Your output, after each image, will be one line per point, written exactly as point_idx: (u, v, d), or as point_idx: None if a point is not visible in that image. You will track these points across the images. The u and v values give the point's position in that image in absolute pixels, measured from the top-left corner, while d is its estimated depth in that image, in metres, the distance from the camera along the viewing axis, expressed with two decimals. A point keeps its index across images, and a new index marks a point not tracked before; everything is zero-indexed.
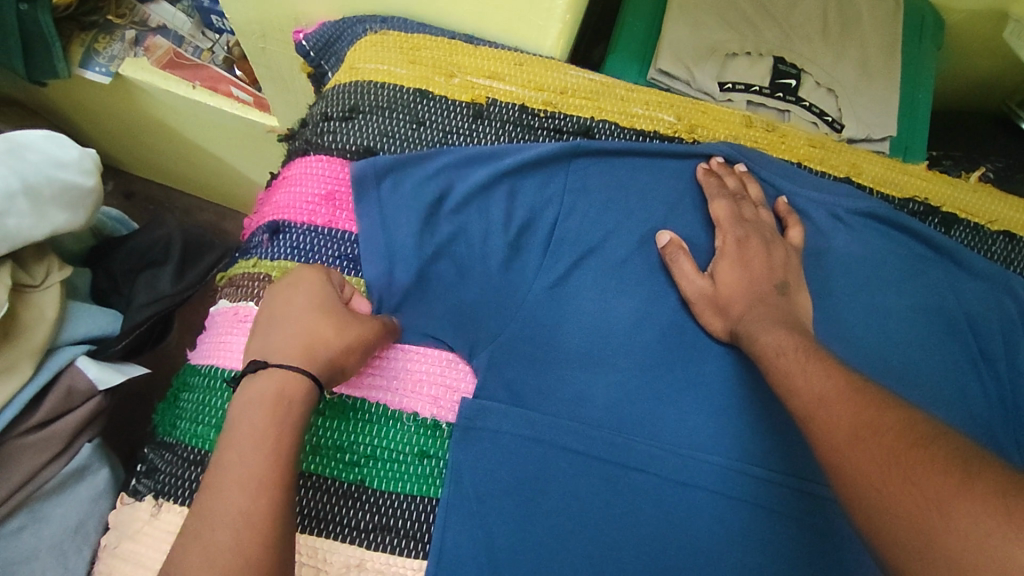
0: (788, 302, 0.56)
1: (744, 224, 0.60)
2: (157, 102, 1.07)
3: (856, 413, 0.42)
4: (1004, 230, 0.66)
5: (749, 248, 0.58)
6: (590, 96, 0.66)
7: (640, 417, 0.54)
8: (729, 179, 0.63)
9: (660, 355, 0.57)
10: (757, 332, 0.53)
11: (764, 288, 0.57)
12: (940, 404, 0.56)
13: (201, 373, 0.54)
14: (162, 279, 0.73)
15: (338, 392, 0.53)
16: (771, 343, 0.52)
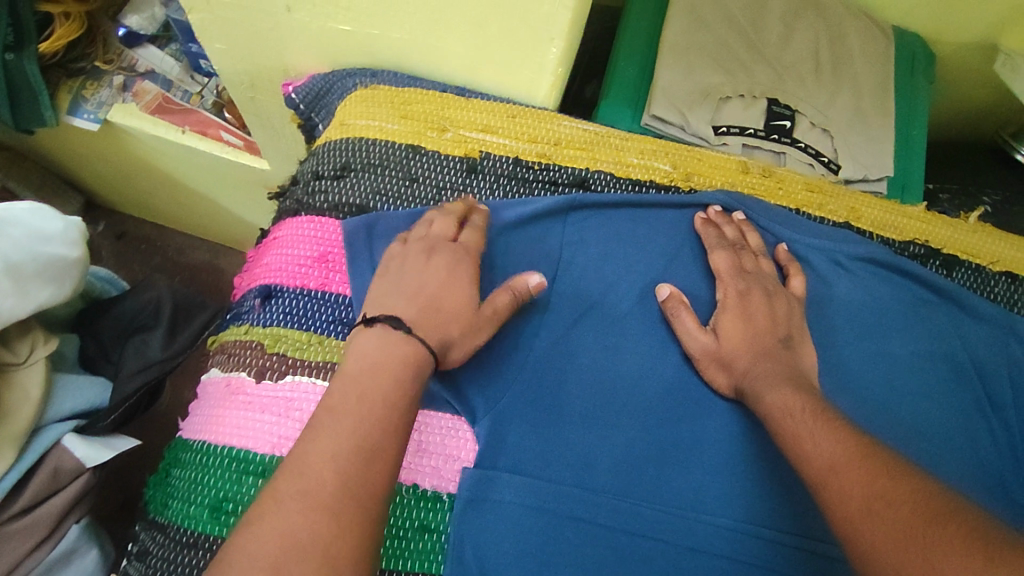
0: (792, 357, 0.55)
1: (744, 275, 0.59)
2: (147, 145, 1.06)
3: (866, 481, 0.41)
4: (1006, 270, 0.65)
5: (751, 300, 0.57)
6: (584, 146, 0.65)
7: (646, 481, 0.53)
8: (727, 228, 0.62)
9: (665, 413, 0.55)
10: (763, 390, 0.52)
11: (767, 342, 0.56)
12: (950, 458, 0.55)
13: (193, 448, 0.51)
14: (153, 344, 0.72)
15: None
16: (777, 402, 0.51)
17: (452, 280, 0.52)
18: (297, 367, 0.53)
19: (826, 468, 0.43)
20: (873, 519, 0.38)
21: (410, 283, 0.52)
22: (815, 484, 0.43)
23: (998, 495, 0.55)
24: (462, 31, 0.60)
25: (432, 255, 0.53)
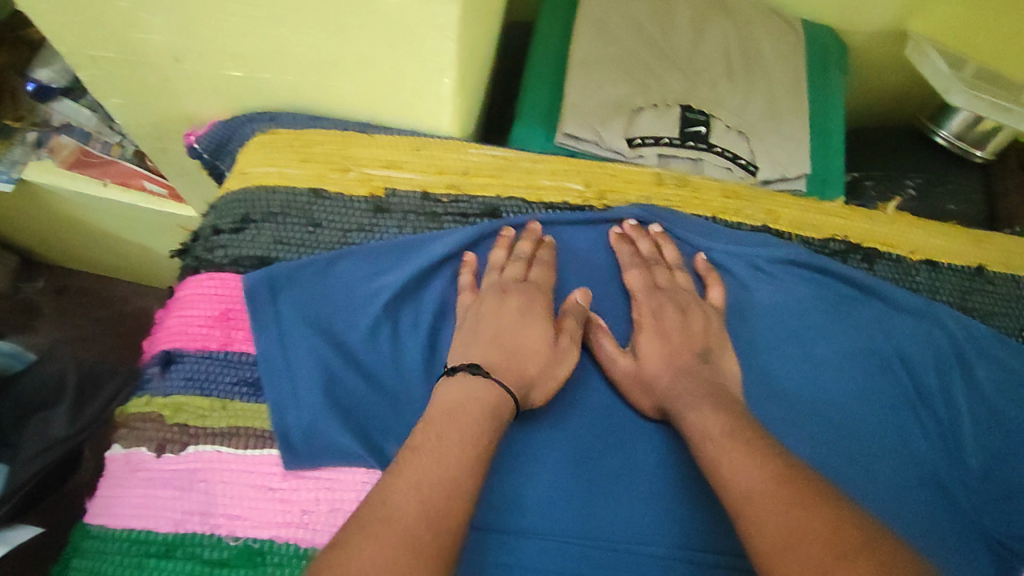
0: (713, 370, 0.54)
1: (656, 292, 0.59)
2: (69, 201, 1.02)
3: (780, 512, 0.40)
4: (926, 258, 0.66)
5: (667, 317, 0.57)
6: (494, 172, 0.64)
7: (576, 515, 0.51)
8: (641, 242, 0.61)
9: (590, 443, 0.54)
10: (684, 409, 0.51)
11: (687, 357, 0.55)
12: (873, 460, 0.56)
13: (93, 535, 0.49)
14: (56, 422, 0.71)
15: (246, 537, 0.49)
16: (697, 422, 0.50)
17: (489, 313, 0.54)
18: (200, 436, 0.52)
19: (743, 497, 0.42)
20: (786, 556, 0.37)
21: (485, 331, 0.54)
22: (733, 514, 0.42)
23: (923, 493, 0.56)
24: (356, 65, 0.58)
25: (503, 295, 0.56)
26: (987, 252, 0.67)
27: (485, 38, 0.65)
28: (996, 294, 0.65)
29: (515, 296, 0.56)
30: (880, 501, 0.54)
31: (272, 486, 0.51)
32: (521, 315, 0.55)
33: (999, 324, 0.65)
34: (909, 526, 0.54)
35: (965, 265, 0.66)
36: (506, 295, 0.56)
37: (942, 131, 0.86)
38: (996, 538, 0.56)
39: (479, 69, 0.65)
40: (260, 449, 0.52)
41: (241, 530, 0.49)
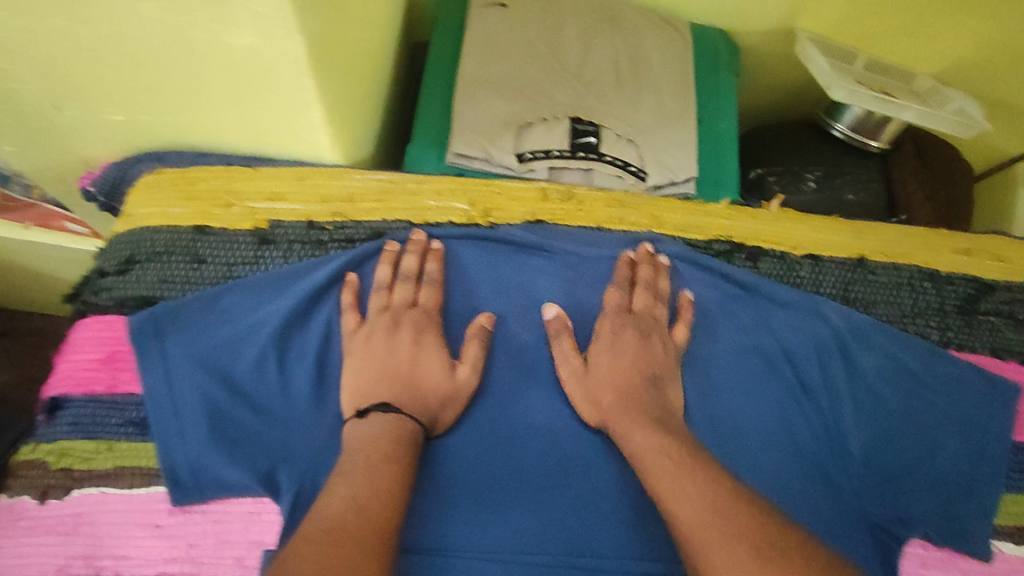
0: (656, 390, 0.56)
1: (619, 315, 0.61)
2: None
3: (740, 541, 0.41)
4: (808, 253, 0.67)
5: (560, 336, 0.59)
6: (380, 197, 0.66)
7: (465, 529, 0.54)
8: (620, 265, 0.64)
9: (478, 458, 0.56)
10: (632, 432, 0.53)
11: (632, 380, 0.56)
12: (755, 456, 0.58)
13: None
14: None
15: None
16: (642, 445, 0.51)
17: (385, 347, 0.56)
18: (86, 479, 0.53)
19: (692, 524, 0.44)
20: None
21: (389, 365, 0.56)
22: None
23: (803, 487, 0.58)
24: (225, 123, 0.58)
25: (396, 325, 0.58)
26: (868, 242, 0.69)
27: (362, 66, 0.66)
28: (878, 282, 0.67)
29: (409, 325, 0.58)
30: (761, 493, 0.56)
31: (158, 523, 0.52)
32: (413, 342, 0.57)
33: (882, 313, 0.66)
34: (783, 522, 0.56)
35: (847, 257, 0.67)
36: (400, 329, 0.58)
37: (838, 124, 0.88)
38: (878, 524, 0.58)
39: (358, 96, 0.66)
40: (145, 487, 0.53)
41: (127, 570, 0.50)
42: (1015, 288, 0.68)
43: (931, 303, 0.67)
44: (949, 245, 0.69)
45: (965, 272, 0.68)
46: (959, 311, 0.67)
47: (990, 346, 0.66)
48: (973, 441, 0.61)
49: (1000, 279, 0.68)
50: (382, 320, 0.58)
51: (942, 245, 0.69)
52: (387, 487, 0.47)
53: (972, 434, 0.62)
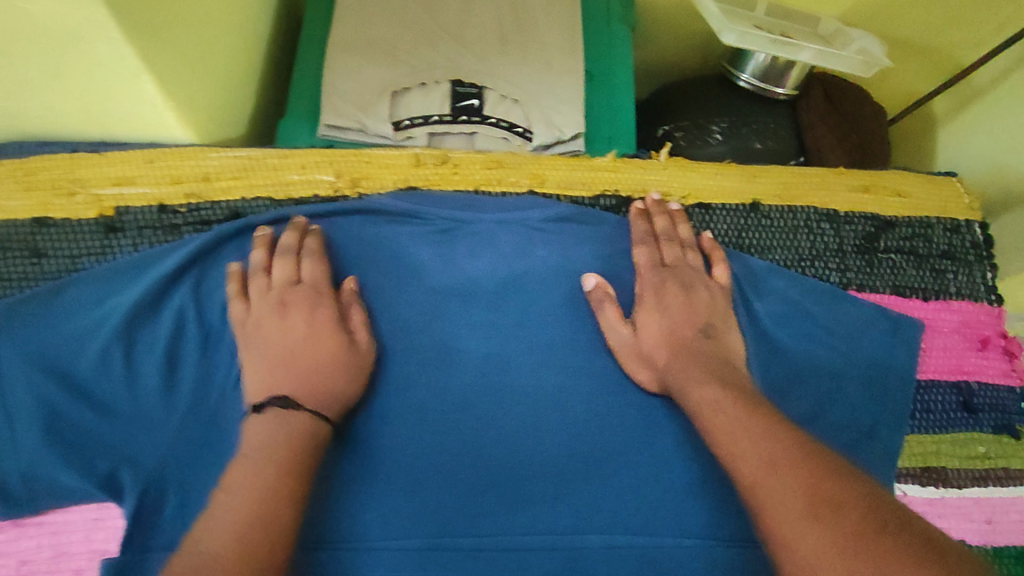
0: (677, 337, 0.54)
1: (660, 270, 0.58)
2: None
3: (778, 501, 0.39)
4: (698, 202, 0.64)
5: None
6: (238, 174, 0.61)
7: (330, 516, 0.51)
8: (659, 218, 0.61)
9: (344, 441, 0.52)
10: (690, 387, 0.51)
11: (686, 331, 0.54)
12: (641, 419, 0.56)
13: None
14: None
15: None
16: (699, 400, 0.49)
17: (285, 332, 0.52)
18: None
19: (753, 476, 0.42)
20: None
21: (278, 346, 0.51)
22: None
23: (692, 448, 0.55)
24: (58, 97, 0.52)
25: (283, 305, 0.53)
26: (762, 185, 0.65)
27: (216, 36, 0.60)
28: (772, 227, 0.64)
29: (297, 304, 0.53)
30: (644, 454, 0.55)
31: None
32: (283, 320, 0.52)
33: (778, 258, 0.63)
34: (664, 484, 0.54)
35: (740, 203, 0.64)
36: (287, 309, 0.53)
37: (744, 74, 0.85)
38: None
39: (215, 69, 0.61)
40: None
41: None
42: (915, 224, 0.65)
43: (829, 245, 0.64)
44: (845, 183, 0.66)
45: (862, 211, 0.65)
46: (859, 250, 0.64)
47: (892, 285, 0.63)
48: (877, 386, 0.58)
49: (900, 215, 0.66)
50: (266, 300, 0.53)
51: (840, 184, 0.66)
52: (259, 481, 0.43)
53: (875, 377, 0.59)
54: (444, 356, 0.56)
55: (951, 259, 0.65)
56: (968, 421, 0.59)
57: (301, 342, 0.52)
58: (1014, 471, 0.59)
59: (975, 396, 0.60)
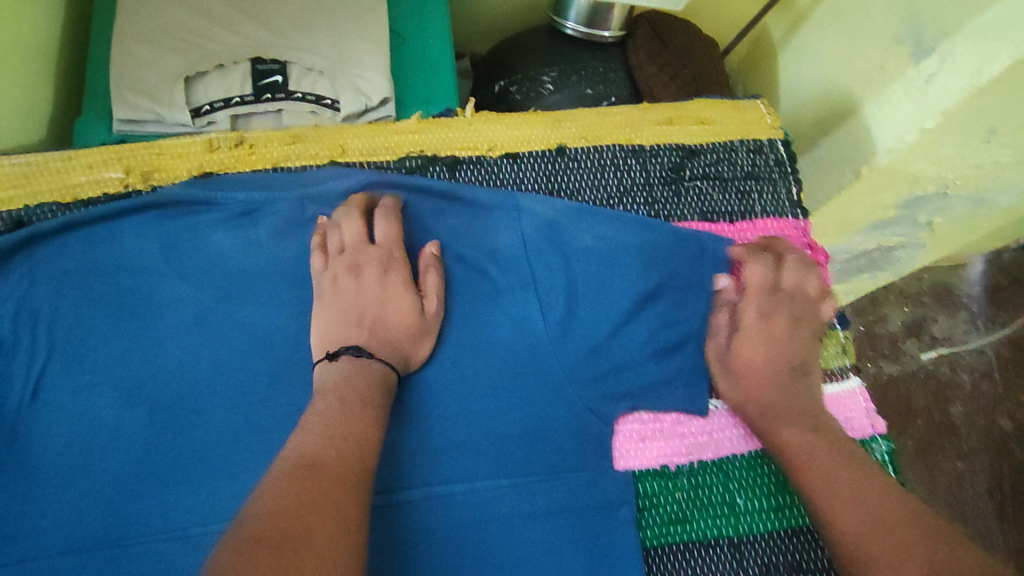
0: (771, 375, 0.58)
1: (772, 294, 0.61)
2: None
3: (894, 565, 0.44)
4: (505, 152, 0.64)
5: (366, 278, 0.55)
6: (18, 181, 0.58)
7: (145, 512, 0.50)
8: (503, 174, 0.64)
9: (155, 435, 0.52)
10: (780, 426, 0.55)
11: (780, 365, 0.59)
12: (464, 371, 0.57)
13: None
14: None
15: None
16: (792, 440, 0.54)
17: (387, 289, 0.55)
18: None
19: (860, 537, 0.46)
20: (313, 518, 0.38)
21: (348, 300, 0.54)
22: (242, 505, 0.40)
23: (515, 392, 0.56)
24: None
25: (359, 268, 0.55)
26: (569, 128, 0.66)
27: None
28: (580, 168, 0.65)
29: (345, 270, 0.55)
30: (464, 403, 0.56)
31: None
32: (337, 288, 0.55)
33: (588, 199, 0.64)
34: (488, 429, 0.55)
35: (546, 149, 0.65)
36: (364, 271, 0.55)
37: (568, 23, 0.85)
38: (587, 407, 0.56)
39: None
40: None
41: None
42: (719, 149, 0.68)
43: (636, 180, 0.65)
44: (648, 117, 0.68)
45: (668, 142, 0.67)
46: (666, 181, 0.66)
47: (699, 212, 0.65)
48: (686, 310, 0.61)
49: (705, 142, 0.68)
50: (348, 262, 0.56)
51: (644, 119, 0.68)
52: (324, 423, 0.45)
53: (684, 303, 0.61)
54: (253, 338, 0.55)
55: (755, 179, 0.67)
56: None
57: (373, 301, 0.54)
58: (819, 372, 0.61)
59: None
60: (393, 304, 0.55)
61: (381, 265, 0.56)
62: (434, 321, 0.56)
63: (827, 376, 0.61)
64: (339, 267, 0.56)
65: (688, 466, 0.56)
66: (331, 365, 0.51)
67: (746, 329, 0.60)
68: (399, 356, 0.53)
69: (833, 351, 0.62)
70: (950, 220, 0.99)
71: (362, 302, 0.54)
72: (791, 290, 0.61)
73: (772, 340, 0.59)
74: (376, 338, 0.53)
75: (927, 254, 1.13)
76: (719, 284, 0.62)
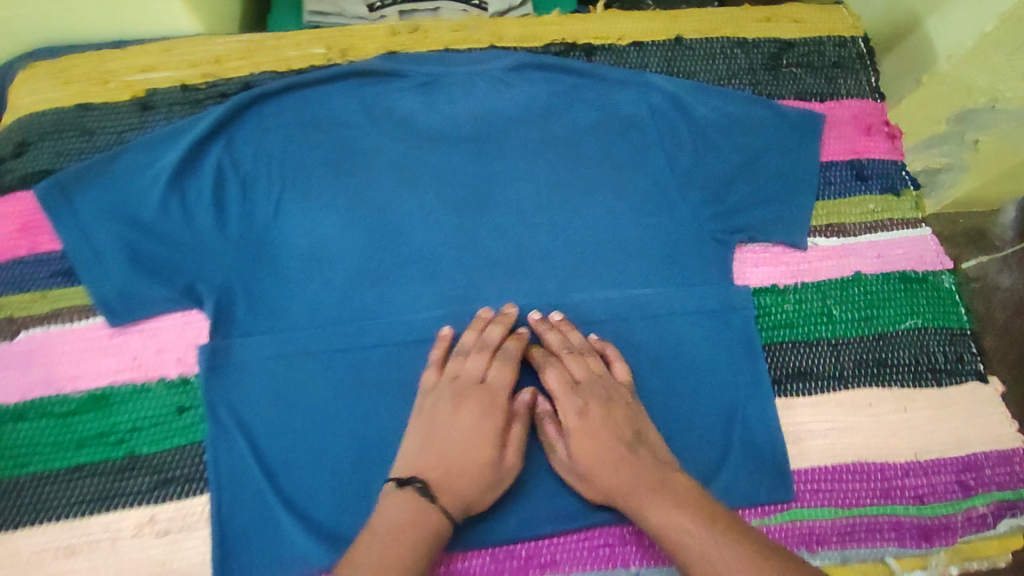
0: (608, 457, 0.58)
1: (578, 391, 0.61)
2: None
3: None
4: (632, 41, 0.77)
5: (438, 407, 0.60)
6: (245, 54, 0.72)
7: (369, 301, 0.65)
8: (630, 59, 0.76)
9: (370, 247, 0.66)
10: (648, 507, 0.55)
11: (620, 442, 0.59)
12: (607, 212, 0.70)
13: None
14: None
15: (88, 388, 0.61)
16: (659, 520, 0.55)
17: (476, 431, 0.59)
18: (29, 323, 0.63)
19: None
20: None
21: (436, 430, 0.59)
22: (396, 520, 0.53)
23: (649, 228, 0.69)
24: None
25: (459, 403, 0.60)
26: (683, 24, 0.79)
27: None
28: (694, 55, 0.77)
29: (443, 400, 0.60)
30: (606, 233, 0.69)
31: (103, 344, 0.63)
32: (453, 411, 0.60)
33: (701, 79, 0.76)
34: (629, 254, 0.68)
35: (665, 39, 0.78)
36: (463, 405, 0.60)
37: None
38: (712, 236, 0.69)
39: None
40: (85, 320, 0.63)
41: (82, 384, 0.61)
42: (810, 43, 0.80)
43: (741, 66, 0.77)
44: (751, 16, 0.80)
45: (767, 36, 0.79)
46: (766, 68, 0.78)
47: (795, 92, 0.77)
48: (790, 172, 0.72)
49: (798, 37, 0.80)
50: (448, 394, 0.61)
51: (747, 18, 0.80)
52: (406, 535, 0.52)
53: (789, 170, 0.72)
54: (439, 179, 0.69)
55: (840, 68, 0.79)
56: (861, 187, 0.74)
57: (461, 445, 0.58)
58: (898, 220, 0.74)
59: (865, 169, 0.75)
60: (461, 428, 0.59)
61: (475, 403, 0.60)
62: (509, 471, 0.59)
63: (906, 223, 0.74)
64: (444, 390, 0.61)
65: (793, 286, 0.70)
66: (397, 492, 0.55)
67: (572, 432, 0.60)
68: (460, 504, 0.57)
69: (908, 205, 0.74)
70: (999, 140, 0.88)
71: (472, 438, 0.59)
72: (589, 415, 0.60)
73: (604, 430, 0.59)
74: (437, 474, 0.57)
75: (977, 181, 0.98)
76: (521, 399, 0.62)
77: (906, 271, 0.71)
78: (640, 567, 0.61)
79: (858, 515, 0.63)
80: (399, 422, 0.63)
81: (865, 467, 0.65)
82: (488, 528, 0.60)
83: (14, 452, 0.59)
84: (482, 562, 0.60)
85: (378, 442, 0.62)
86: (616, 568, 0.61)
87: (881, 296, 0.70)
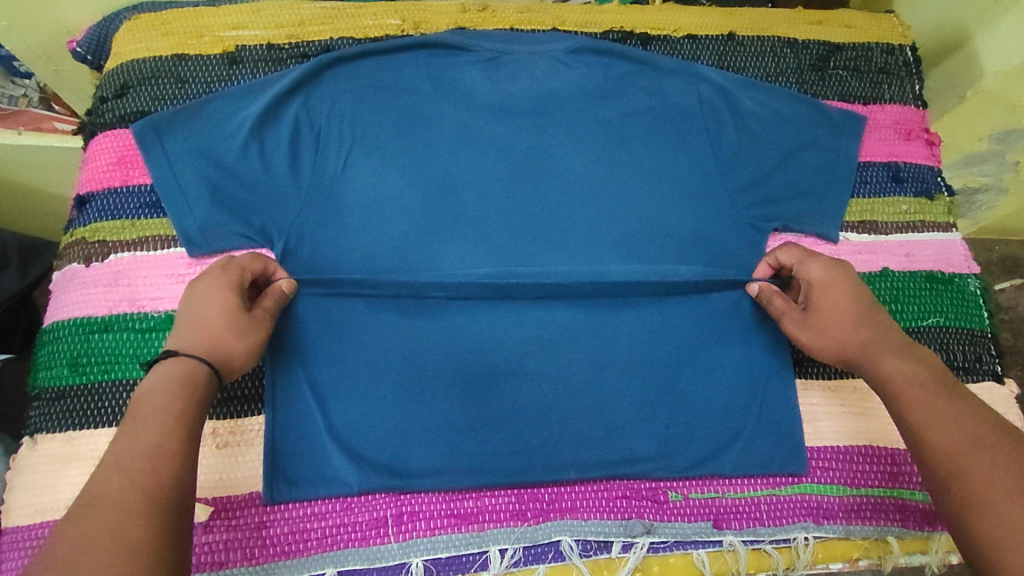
0: (842, 320, 0.63)
1: (820, 260, 0.67)
2: (8, 183, 0.90)
3: (977, 470, 0.50)
4: (687, 34, 0.81)
5: (198, 285, 0.61)
6: (326, 20, 0.78)
7: (423, 257, 0.69)
8: (683, 51, 0.80)
9: (427, 205, 0.71)
10: (880, 359, 0.61)
11: (859, 305, 0.64)
12: (652, 190, 0.73)
13: (68, 323, 0.67)
14: (7, 276, 0.85)
15: (167, 309, 0.68)
16: (890, 370, 0.59)
17: (208, 294, 0.60)
18: (117, 247, 0.69)
19: (942, 453, 0.52)
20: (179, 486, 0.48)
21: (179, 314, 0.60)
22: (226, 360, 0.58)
23: (689, 208, 0.73)
24: None
25: (195, 284, 0.61)
26: (737, 21, 0.82)
27: None
28: (745, 51, 0.81)
29: (207, 278, 0.61)
30: (650, 212, 0.72)
31: (181, 273, 0.69)
32: (207, 288, 0.60)
33: (751, 74, 0.80)
34: (669, 233, 0.72)
35: (719, 34, 0.81)
36: (198, 283, 0.61)
37: None
38: (747, 222, 0.72)
39: None
40: (166, 249, 0.70)
41: (162, 306, 0.68)
42: (858, 48, 0.83)
43: (790, 65, 0.81)
44: (803, 19, 0.83)
45: (817, 39, 0.83)
46: (814, 68, 0.81)
47: (839, 94, 0.81)
48: (826, 169, 0.75)
49: (847, 42, 0.83)
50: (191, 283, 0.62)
51: (798, 19, 0.83)
52: (190, 410, 0.52)
53: (827, 170, 0.76)
54: (497, 149, 0.73)
55: (886, 74, 0.82)
56: (896, 188, 0.78)
57: (197, 307, 0.59)
58: (929, 223, 0.78)
59: (902, 171, 0.79)
60: (195, 301, 0.60)
61: (208, 279, 0.61)
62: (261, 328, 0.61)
63: (936, 227, 0.78)
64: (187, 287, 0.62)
65: None
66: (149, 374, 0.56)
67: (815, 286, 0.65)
68: (214, 353, 0.57)
69: (940, 210, 0.79)
70: None
71: (204, 303, 0.59)
72: (844, 279, 0.65)
73: (845, 285, 0.65)
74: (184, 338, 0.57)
75: (1017, 203, 1.03)
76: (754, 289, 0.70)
77: (934, 271, 0.76)
78: (654, 520, 0.68)
79: (862, 495, 0.70)
80: (453, 375, 0.67)
81: (874, 452, 0.72)
82: (517, 470, 0.66)
83: (96, 360, 0.66)
84: (509, 500, 0.67)
85: (435, 390, 0.67)
86: (631, 519, 0.67)
87: (907, 292, 0.74)
